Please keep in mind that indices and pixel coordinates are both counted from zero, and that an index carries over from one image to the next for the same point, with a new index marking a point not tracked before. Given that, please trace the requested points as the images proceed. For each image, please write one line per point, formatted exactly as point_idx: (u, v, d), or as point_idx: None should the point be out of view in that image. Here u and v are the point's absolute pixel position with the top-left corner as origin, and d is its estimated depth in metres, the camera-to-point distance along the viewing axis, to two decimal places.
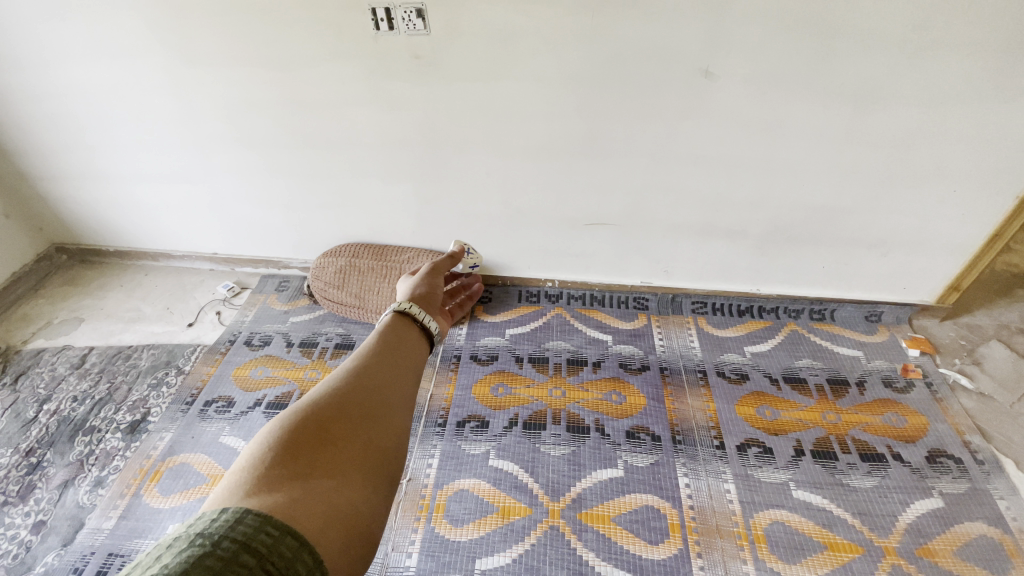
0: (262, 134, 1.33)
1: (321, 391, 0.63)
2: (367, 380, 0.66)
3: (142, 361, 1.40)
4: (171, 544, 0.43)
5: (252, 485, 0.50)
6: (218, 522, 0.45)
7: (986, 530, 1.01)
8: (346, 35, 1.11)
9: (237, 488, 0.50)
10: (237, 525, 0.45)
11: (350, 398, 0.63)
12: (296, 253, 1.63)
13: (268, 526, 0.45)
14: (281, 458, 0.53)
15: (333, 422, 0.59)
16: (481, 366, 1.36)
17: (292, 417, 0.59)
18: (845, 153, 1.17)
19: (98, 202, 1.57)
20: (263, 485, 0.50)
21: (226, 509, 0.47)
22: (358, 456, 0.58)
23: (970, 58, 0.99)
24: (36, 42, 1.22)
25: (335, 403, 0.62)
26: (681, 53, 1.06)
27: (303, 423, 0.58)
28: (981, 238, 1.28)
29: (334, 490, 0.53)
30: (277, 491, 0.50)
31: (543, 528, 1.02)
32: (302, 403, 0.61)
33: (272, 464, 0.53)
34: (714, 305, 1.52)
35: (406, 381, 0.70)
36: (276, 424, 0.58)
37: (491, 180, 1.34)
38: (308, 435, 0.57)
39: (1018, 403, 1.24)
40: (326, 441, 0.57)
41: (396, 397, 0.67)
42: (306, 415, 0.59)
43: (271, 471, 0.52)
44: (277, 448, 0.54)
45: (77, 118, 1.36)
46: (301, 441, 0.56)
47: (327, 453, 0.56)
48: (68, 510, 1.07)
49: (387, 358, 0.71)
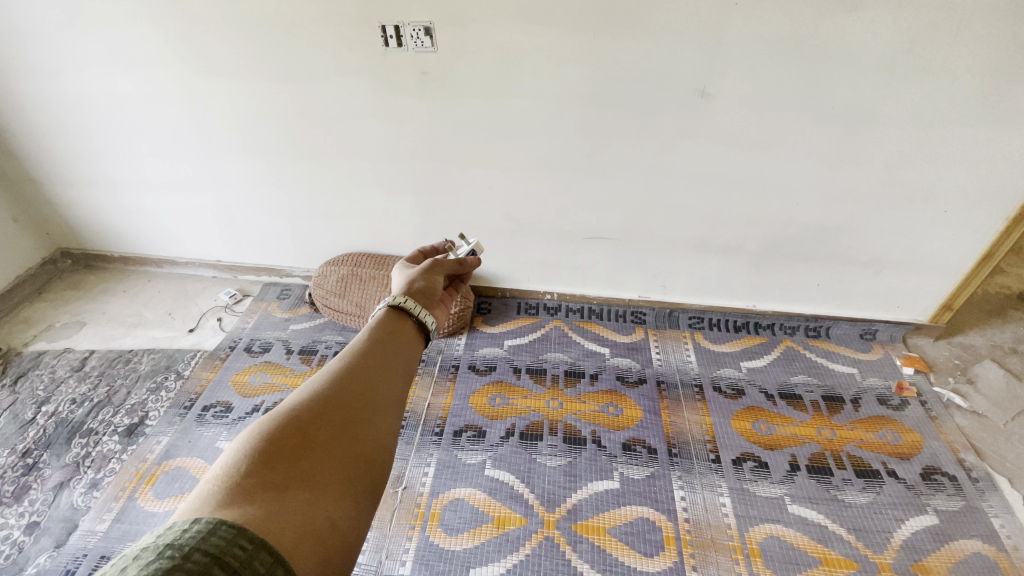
0: (270, 145, 1.36)
1: (305, 394, 0.60)
2: (353, 383, 0.63)
3: (142, 365, 1.40)
4: (137, 556, 0.39)
5: (225, 495, 0.46)
6: (189, 533, 0.41)
7: (980, 547, 1.01)
8: (356, 50, 1.15)
9: (209, 496, 0.45)
10: (209, 537, 0.40)
11: (336, 402, 0.60)
12: (299, 262, 1.65)
13: (242, 538, 0.41)
14: (259, 465, 0.50)
15: (315, 428, 0.56)
16: (479, 376, 1.37)
17: (272, 421, 0.55)
18: (837, 174, 1.20)
19: (106, 208, 1.60)
20: (238, 494, 0.46)
21: (198, 519, 0.42)
22: (340, 465, 0.54)
23: (955, 83, 1.03)
24: (55, 52, 1.26)
25: (319, 408, 0.58)
26: (678, 74, 1.10)
27: (284, 429, 0.54)
28: (972, 259, 1.31)
29: (314, 502, 0.49)
30: (253, 502, 0.46)
31: (538, 539, 1.01)
32: (284, 409, 0.57)
33: (248, 472, 0.49)
34: (711, 320, 1.54)
35: (395, 384, 0.68)
36: (254, 430, 0.54)
37: (493, 193, 1.37)
38: (288, 442, 0.53)
39: (1012, 422, 1.24)
40: (307, 448, 0.53)
41: (382, 403, 0.64)
42: (287, 420, 0.55)
43: (247, 478, 0.48)
44: (256, 455, 0.51)
45: (89, 125, 1.40)
46: (281, 447, 0.52)
47: (307, 460, 0.52)
48: (62, 512, 1.07)
49: (377, 360, 0.69)
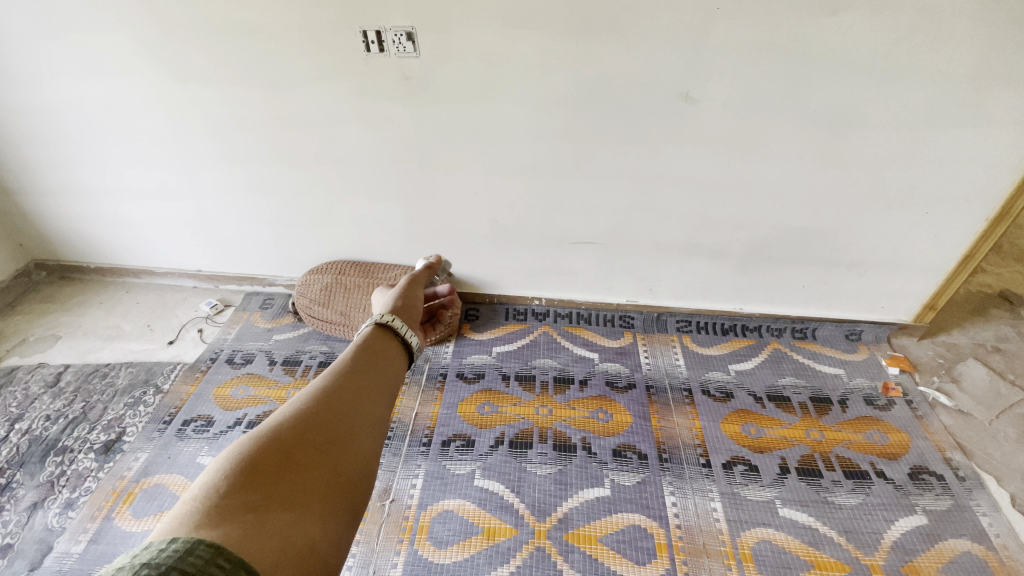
0: (251, 152, 1.34)
1: (288, 413, 0.58)
2: (337, 401, 0.61)
3: (119, 379, 1.36)
4: None
5: (201, 516, 0.44)
6: (166, 552, 0.38)
7: (969, 546, 1.01)
8: (338, 56, 1.14)
9: (186, 517, 0.43)
10: (187, 556, 0.38)
11: (319, 421, 0.58)
12: (282, 271, 1.62)
13: (220, 557, 0.39)
14: (239, 485, 0.48)
15: (298, 447, 0.54)
16: (467, 384, 1.35)
17: (254, 440, 0.53)
18: (819, 176, 1.22)
19: (82, 217, 1.56)
20: (216, 516, 0.44)
21: (175, 538, 0.40)
22: (323, 484, 0.52)
23: (933, 86, 1.05)
24: (26, 59, 1.23)
25: (302, 426, 0.56)
26: (662, 79, 1.10)
27: (263, 450, 0.52)
28: (954, 259, 1.33)
29: (294, 523, 0.47)
30: (232, 523, 0.44)
31: (529, 549, 1.00)
32: (265, 430, 0.55)
33: (227, 493, 0.47)
34: (698, 323, 1.55)
35: (379, 402, 0.66)
36: (234, 451, 0.52)
37: (479, 199, 1.36)
38: (269, 463, 0.51)
39: (997, 420, 1.26)
40: (289, 468, 0.51)
41: (366, 422, 0.62)
42: (269, 440, 0.53)
43: (225, 499, 0.46)
44: (236, 475, 0.49)
45: (62, 134, 1.36)
46: (262, 467, 0.50)
47: (289, 481, 0.50)
48: (36, 533, 1.03)
49: (361, 377, 0.67)
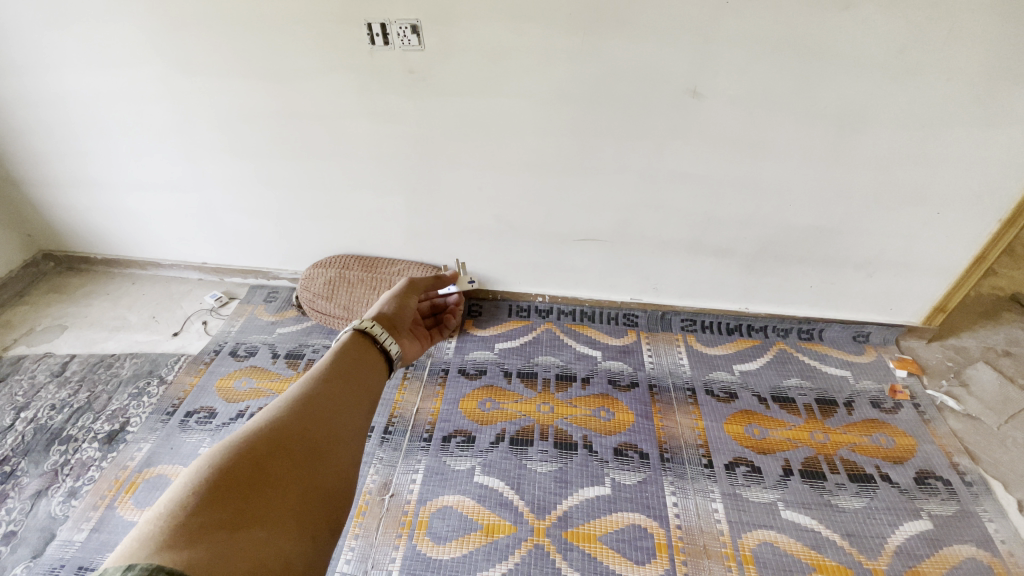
0: (256, 145, 1.34)
1: (262, 423, 0.58)
2: (314, 410, 0.61)
3: (124, 370, 1.37)
4: None
5: (166, 537, 0.43)
6: None
7: (974, 552, 0.99)
8: (343, 48, 1.13)
9: (150, 538, 0.42)
10: None
11: (295, 432, 0.58)
12: (287, 264, 1.63)
13: None
14: (208, 502, 0.47)
15: (272, 460, 0.53)
16: (469, 380, 1.35)
17: (225, 453, 0.52)
18: (828, 175, 1.20)
19: (89, 208, 1.57)
20: (181, 536, 0.43)
21: (132, 566, 0.39)
22: (298, 500, 0.52)
23: (948, 84, 1.02)
24: (33, 49, 1.23)
25: (276, 437, 0.56)
26: (670, 73, 1.09)
27: (234, 464, 0.51)
28: (965, 261, 1.30)
29: (267, 542, 0.46)
30: (198, 545, 0.43)
31: (527, 547, 0.99)
32: (236, 441, 0.54)
33: (195, 511, 0.46)
34: (703, 322, 1.53)
35: (358, 411, 0.65)
36: (203, 465, 0.51)
37: (483, 195, 1.35)
38: (240, 478, 0.50)
39: (1006, 424, 1.24)
40: (262, 483, 0.51)
41: (344, 433, 0.61)
42: (241, 453, 0.53)
43: (193, 518, 0.45)
44: (205, 491, 0.48)
45: (69, 124, 1.37)
46: (233, 483, 0.49)
47: (261, 496, 0.50)
48: (39, 521, 1.04)
49: (338, 385, 0.66)
